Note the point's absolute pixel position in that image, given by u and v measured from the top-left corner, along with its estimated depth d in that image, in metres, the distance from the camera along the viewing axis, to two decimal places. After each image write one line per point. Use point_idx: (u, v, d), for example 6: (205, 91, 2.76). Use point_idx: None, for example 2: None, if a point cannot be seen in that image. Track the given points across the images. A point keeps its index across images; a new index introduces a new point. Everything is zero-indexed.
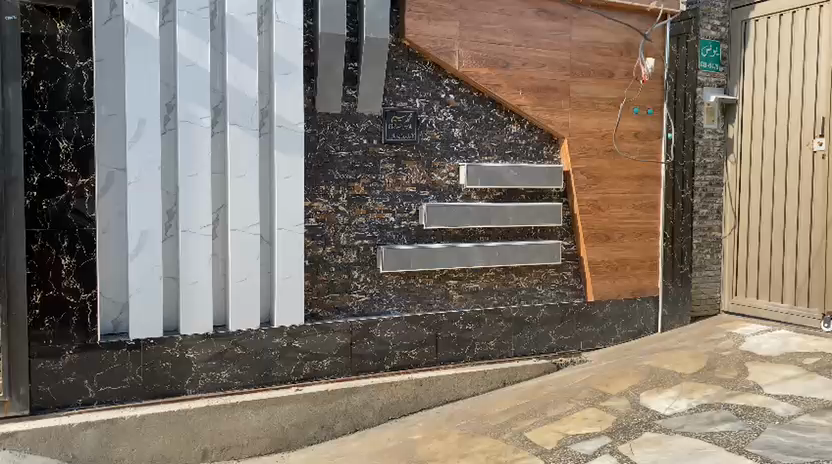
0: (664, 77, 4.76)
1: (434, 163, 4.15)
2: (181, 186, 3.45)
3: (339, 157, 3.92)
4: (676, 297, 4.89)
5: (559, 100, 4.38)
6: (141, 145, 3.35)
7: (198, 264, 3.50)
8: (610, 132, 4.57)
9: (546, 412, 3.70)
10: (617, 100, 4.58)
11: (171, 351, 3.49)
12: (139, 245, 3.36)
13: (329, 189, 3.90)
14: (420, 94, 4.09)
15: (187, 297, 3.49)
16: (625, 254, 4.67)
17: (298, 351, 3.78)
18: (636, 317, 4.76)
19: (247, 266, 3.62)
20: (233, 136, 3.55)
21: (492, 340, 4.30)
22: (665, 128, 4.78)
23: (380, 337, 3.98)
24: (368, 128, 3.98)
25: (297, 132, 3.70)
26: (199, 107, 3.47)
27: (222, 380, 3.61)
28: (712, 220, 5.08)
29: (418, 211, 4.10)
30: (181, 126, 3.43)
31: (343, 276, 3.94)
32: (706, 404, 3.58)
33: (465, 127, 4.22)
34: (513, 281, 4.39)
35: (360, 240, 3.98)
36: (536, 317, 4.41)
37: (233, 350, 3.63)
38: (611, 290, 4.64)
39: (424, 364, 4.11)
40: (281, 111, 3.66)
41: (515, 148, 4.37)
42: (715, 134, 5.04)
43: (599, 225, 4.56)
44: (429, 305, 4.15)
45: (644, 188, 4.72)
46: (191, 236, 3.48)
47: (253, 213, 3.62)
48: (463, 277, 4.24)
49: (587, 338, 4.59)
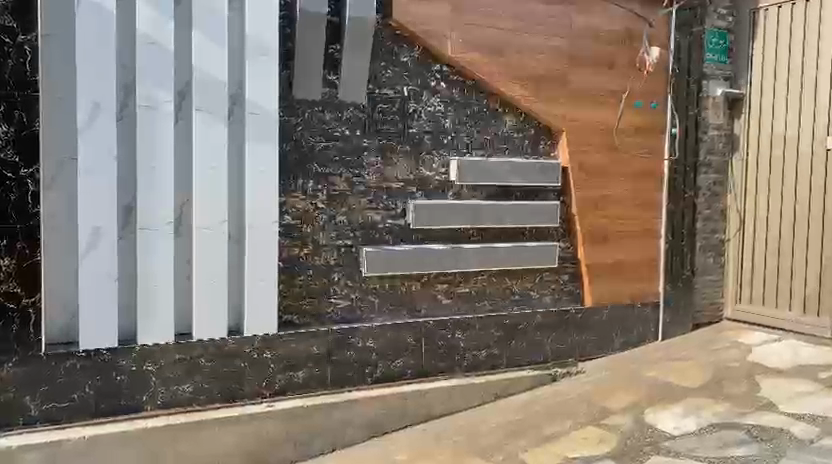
0: (668, 68, 4.44)
1: (422, 158, 3.81)
2: (141, 178, 3.09)
3: (317, 149, 3.56)
4: (677, 304, 4.59)
5: (557, 91, 4.06)
6: (95, 131, 2.98)
7: (158, 266, 3.14)
8: (611, 126, 4.25)
9: (542, 430, 3.39)
10: (619, 92, 4.27)
11: (127, 363, 3.14)
12: (91, 244, 3.00)
13: (307, 184, 3.55)
14: (408, 81, 3.75)
15: (145, 303, 3.12)
16: (625, 257, 4.35)
17: (271, 361, 3.43)
18: (636, 324, 4.45)
19: (214, 267, 3.26)
20: (200, 123, 3.19)
21: (483, 350, 3.97)
22: (669, 122, 4.47)
23: (361, 346, 3.65)
24: (351, 117, 3.63)
25: (273, 120, 3.34)
26: (162, 90, 3.11)
27: (185, 395, 3.26)
28: (716, 221, 4.76)
29: (405, 209, 3.76)
30: (141, 111, 3.07)
31: (322, 279, 3.59)
32: (717, 424, 3.27)
33: (457, 118, 3.89)
34: (506, 285, 4.06)
35: (341, 239, 3.64)
36: (529, 324, 4.10)
37: (197, 361, 3.28)
38: (609, 295, 4.33)
39: (410, 376, 3.77)
40: (254, 96, 3.30)
41: (510, 142, 4.04)
42: (720, 130, 4.72)
43: (598, 226, 4.25)
44: (416, 311, 3.82)
45: (646, 186, 4.41)
46: (151, 234, 3.12)
47: (222, 209, 3.26)
48: (452, 282, 3.90)
49: (585, 346, 4.28)
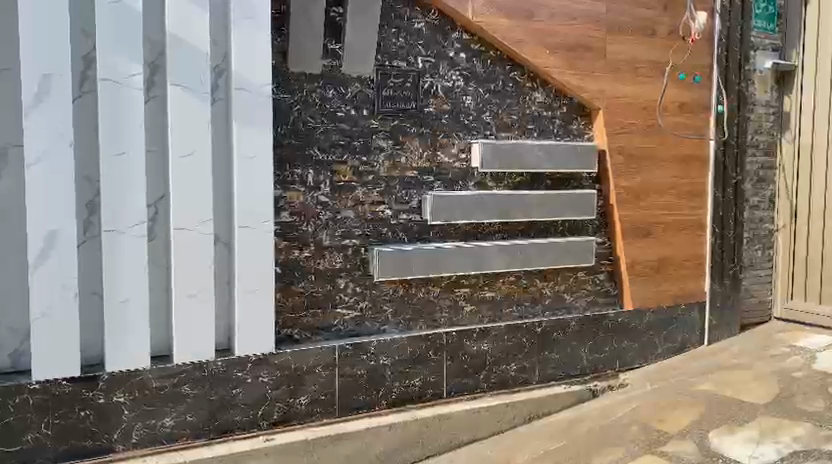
0: (713, 37, 3.92)
1: (440, 141, 3.26)
2: (104, 169, 2.52)
3: (318, 132, 3.01)
4: (724, 304, 4.07)
5: (594, 62, 3.52)
6: (46, 110, 2.41)
7: (129, 276, 2.58)
8: (652, 103, 3.72)
9: (592, 460, 2.88)
10: (660, 63, 3.73)
11: (92, 395, 2.57)
12: (45, 250, 2.43)
13: (307, 174, 2.99)
14: (423, 50, 3.20)
15: (113, 321, 2.57)
16: (668, 253, 3.83)
17: (268, 386, 2.87)
18: (679, 329, 3.93)
19: (196, 275, 2.70)
20: (176, 101, 2.62)
21: (513, 363, 3.43)
22: (715, 98, 3.94)
23: (374, 363, 3.09)
24: (357, 94, 3.08)
25: (265, 96, 2.78)
26: (129, 60, 2.54)
27: (165, 431, 2.70)
28: (763, 210, 4.25)
29: (421, 202, 3.22)
30: (103, 86, 2.50)
31: (326, 286, 3.06)
32: (801, 453, 2.79)
33: (479, 95, 3.35)
34: (537, 288, 3.54)
35: (348, 239, 3.09)
36: (565, 332, 3.56)
37: (179, 390, 2.71)
38: (651, 298, 3.80)
39: (429, 397, 3.23)
40: (241, 69, 2.73)
41: (539, 123, 3.51)
42: (769, 107, 4.20)
43: (639, 218, 3.72)
44: (435, 321, 3.29)
45: (691, 171, 3.89)
46: (121, 237, 2.56)
47: (206, 205, 2.70)
48: (474, 286, 3.38)
49: (625, 355, 3.75)
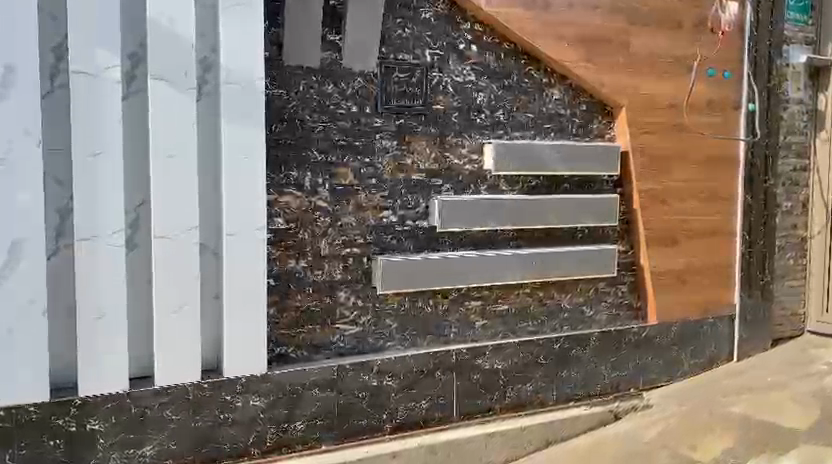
0: (744, 29, 3.63)
1: (449, 140, 3.00)
2: (76, 171, 2.27)
3: (316, 131, 2.75)
4: (755, 316, 3.79)
5: (616, 57, 3.25)
6: (10, 106, 2.17)
7: (105, 291, 2.33)
8: (678, 100, 3.44)
9: None
10: (687, 58, 3.46)
11: (63, 422, 2.32)
12: (7, 262, 2.18)
13: (304, 176, 2.74)
14: (430, 42, 2.94)
15: (86, 340, 2.31)
16: (696, 262, 3.55)
17: (259, 410, 2.61)
18: (707, 343, 3.64)
19: (180, 289, 2.45)
20: (158, 96, 2.37)
21: (529, 382, 3.16)
22: (746, 95, 3.66)
23: (378, 384, 2.83)
24: (359, 90, 2.82)
25: (257, 91, 2.53)
26: (104, 50, 2.29)
27: (145, 461, 2.44)
28: (796, 215, 3.96)
29: (429, 208, 2.96)
30: (74, 79, 2.25)
31: (325, 299, 2.80)
32: None
33: (491, 91, 3.08)
34: (554, 300, 3.27)
35: (349, 248, 2.83)
36: (585, 349, 3.29)
37: (160, 416, 2.45)
38: (677, 310, 3.52)
39: (438, 420, 2.97)
40: (230, 62, 2.48)
41: (557, 121, 3.24)
42: (802, 105, 3.92)
43: (665, 225, 3.44)
44: (443, 336, 3.03)
45: (719, 173, 3.61)
46: (95, 247, 2.31)
47: (191, 209, 2.45)
48: (487, 298, 3.12)
49: (649, 372, 3.47)
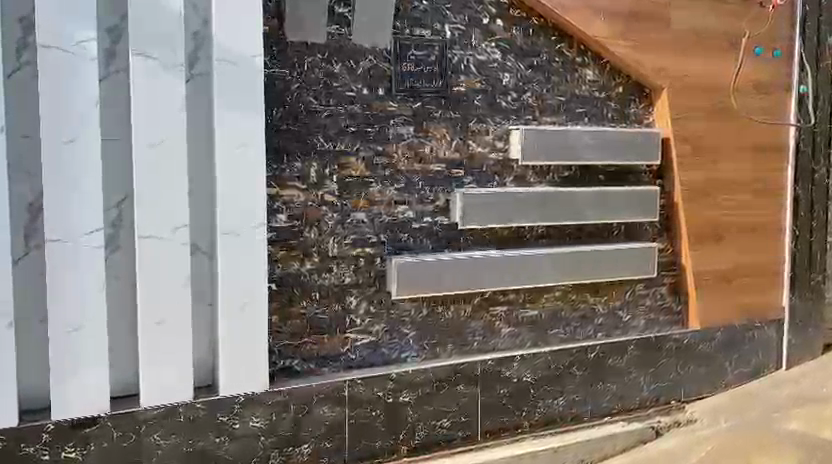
0: (796, 3, 3.29)
1: (471, 126, 2.68)
2: (47, 161, 1.97)
3: (323, 116, 2.44)
4: (806, 320, 3.45)
5: (656, 33, 2.92)
6: None
7: (82, 299, 2.03)
8: (723, 82, 3.10)
9: None
10: (733, 35, 3.12)
11: (35, 450, 2.02)
12: None
13: (309, 167, 2.42)
14: (450, 16, 2.62)
15: (61, 356, 2.02)
16: (741, 260, 3.22)
17: (260, 433, 2.31)
18: (754, 351, 3.31)
19: (169, 295, 2.14)
20: (141, 75, 2.06)
21: (561, 396, 2.84)
22: (796, 76, 3.31)
23: (393, 401, 2.52)
24: (371, 70, 2.51)
25: (256, 71, 2.21)
26: (76, 22, 1.98)
27: None
28: None
29: (449, 202, 2.64)
30: (43, 55, 1.95)
31: (333, 306, 2.49)
32: None
33: (518, 72, 2.76)
34: (588, 304, 2.95)
35: (361, 248, 2.52)
36: (622, 358, 2.96)
37: (146, 441, 2.15)
38: (721, 313, 3.19)
39: (460, 441, 2.66)
40: (225, 37, 2.17)
41: (590, 105, 2.91)
42: None
43: (708, 219, 3.11)
44: (465, 346, 2.72)
45: (767, 163, 3.27)
46: (70, 249, 2.01)
47: (179, 205, 2.14)
48: (514, 303, 2.80)
49: (691, 382, 3.14)
